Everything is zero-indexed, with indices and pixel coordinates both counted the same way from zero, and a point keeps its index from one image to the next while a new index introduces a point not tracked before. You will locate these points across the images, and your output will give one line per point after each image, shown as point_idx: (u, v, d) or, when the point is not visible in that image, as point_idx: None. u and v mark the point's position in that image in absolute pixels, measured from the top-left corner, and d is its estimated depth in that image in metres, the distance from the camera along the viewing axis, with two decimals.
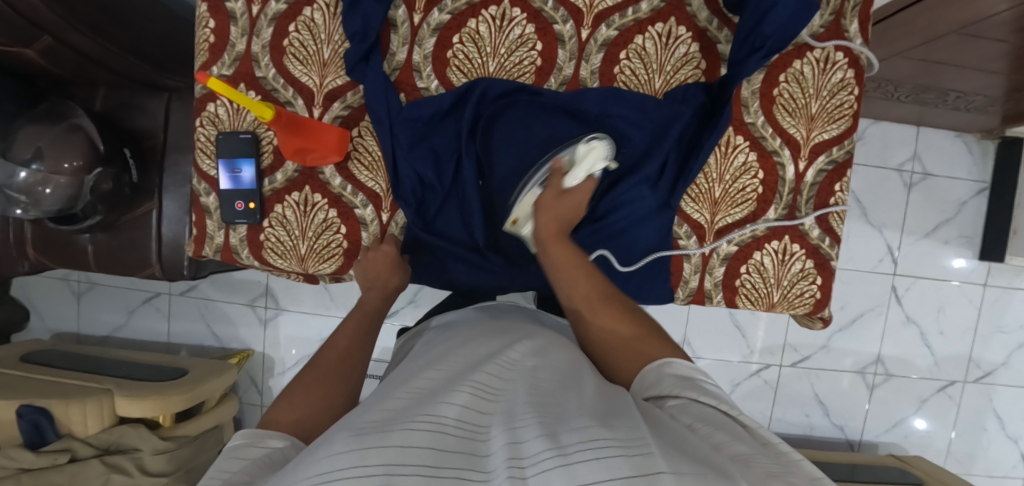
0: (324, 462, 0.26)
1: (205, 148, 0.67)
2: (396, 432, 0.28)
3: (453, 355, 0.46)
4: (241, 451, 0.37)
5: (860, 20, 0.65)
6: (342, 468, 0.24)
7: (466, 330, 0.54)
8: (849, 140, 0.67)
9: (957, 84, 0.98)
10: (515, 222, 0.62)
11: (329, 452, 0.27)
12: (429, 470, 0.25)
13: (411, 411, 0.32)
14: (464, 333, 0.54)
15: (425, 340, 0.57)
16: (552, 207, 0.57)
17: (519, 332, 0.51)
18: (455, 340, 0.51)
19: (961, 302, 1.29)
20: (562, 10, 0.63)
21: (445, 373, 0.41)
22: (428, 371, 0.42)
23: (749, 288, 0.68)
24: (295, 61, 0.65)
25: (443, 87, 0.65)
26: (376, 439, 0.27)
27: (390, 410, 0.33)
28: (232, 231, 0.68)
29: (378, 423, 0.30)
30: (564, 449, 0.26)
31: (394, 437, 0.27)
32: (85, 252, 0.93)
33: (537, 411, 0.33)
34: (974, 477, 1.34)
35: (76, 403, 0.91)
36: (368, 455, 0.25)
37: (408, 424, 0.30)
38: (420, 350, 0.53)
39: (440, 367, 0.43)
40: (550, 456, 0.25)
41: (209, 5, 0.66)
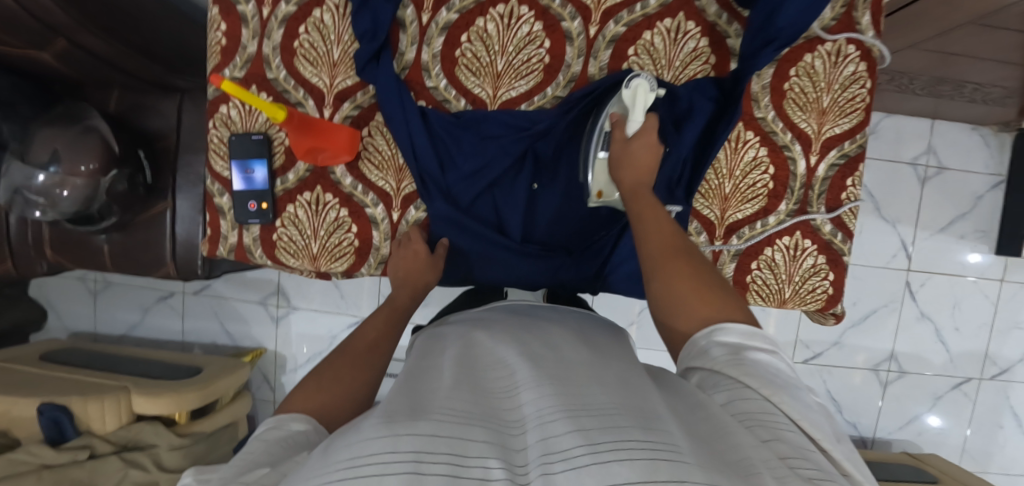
0: (354, 446, 0.26)
1: (218, 149, 0.68)
2: (426, 420, 0.28)
3: (474, 350, 0.47)
4: (263, 433, 0.38)
5: (872, 12, 0.64)
6: (371, 451, 0.25)
7: (490, 325, 0.54)
8: (861, 134, 0.66)
9: (973, 76, 0.96)
10: (601, 194, 0.63)
11: (360, 434, 0.27)
12: (458, 459, 0.25)
13: (448, 401, 0.32)
14: (499, 325, 0.54)
15: (457, 327, 0.57)
16: (627, 158, 0.57)
17: (537, 331, 0.52)
18: (489, 333, 0.51)
19: (977, 298, 1.27)
20: (570, 7, 0.63)
21: (470, 367, 0.42)
22: (455, 363, 0.43)
23: (760, 284, 0.67)
24: (305, 62, 0.66)
25: (451, 86, 0.65)
26: (406, 425, 0.27)
27: (440, 394, 0.34)
28: (245, 231, 0.69)
29: (406, 410, 0.31)
30: (598, 443, 0.25)
31: (424, 425, 0.27)
32: (101, 252, 0.96)
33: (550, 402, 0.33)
34: (990, 475, 1.32)
35: (94, 400, 0.93)
36: (397, 442, 0.25)
37: (439, 413, 0.30)
38: (437, 343, 0.53)
39: (464, 362, 0.44)
40: (581, 453, 0.24)
41: (220, 8, 0.67)
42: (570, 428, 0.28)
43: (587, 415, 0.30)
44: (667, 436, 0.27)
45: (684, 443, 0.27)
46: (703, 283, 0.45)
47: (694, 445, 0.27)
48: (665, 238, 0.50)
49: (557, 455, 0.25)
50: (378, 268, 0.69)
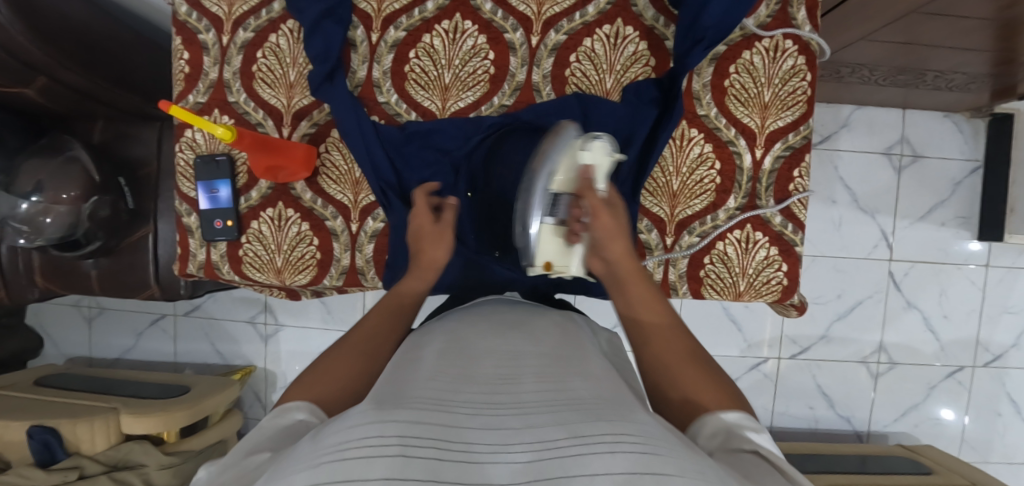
0: (342, 433, 0.26)
1: (185, 172, 0.71)
2: (413, 411, 0.29)
3: (461, 344, 0.47)
4: (277, 419, 0.38)
5: (807, 7, 0.66)
6: (354, 438, 0.25)
7: (481, 318, 0.55)
8: (804, 126, 0.67)
9: (936, 64, 0.96)
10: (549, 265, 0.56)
11: (345, 424, 0.27)
12: (445, 445, 0.25)
13: (432, 395, 0.33)
14: (495, 321, 0.54)
15: (458, 314, 0.58)
16: (607, 224, 0.51)
17: (528, 329, 0.52)
18: (484, 327, 0.52)
19: (964, 284, 1.25)
20: (512, 19, 0.66)
21: (455, 361, 0.42)
22: (441, 356, 0.43)
23: (715, 278, 0.68)
24: (264, 85, 0.69)
25: (402, 100, 0.68)
26: (389, 413, 0.27)
27: (427, 387, 0.35)
28: (213, 248, 0.71)
29: (393, 403, 0.31)
30: (584, 436, 0.26)
31: (406, 413, 0.28)
32: (89, 277, 0.99)
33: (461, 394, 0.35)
34: (992, 466, 1.29)
35: (83, 422, 0.96)
36: (384, 428, 0.25)
37: (425, 406, 0.30)
38: (429, 331, 0.53)
39: (452, 355, 0.44)
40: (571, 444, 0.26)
41: (182, 38, 0.70)
42: (555, 426, 0.29)
43: (570, 413, 0.31)
44: (646, 429, 0.28)
45: (663, 436, 0.28)
46: (713, 379, 0.43)
47: (677, 442, 0.28)
48: (664, 342, 0.46)
49: (547, 444, 0.26)
50: (340, 279, 0.70)
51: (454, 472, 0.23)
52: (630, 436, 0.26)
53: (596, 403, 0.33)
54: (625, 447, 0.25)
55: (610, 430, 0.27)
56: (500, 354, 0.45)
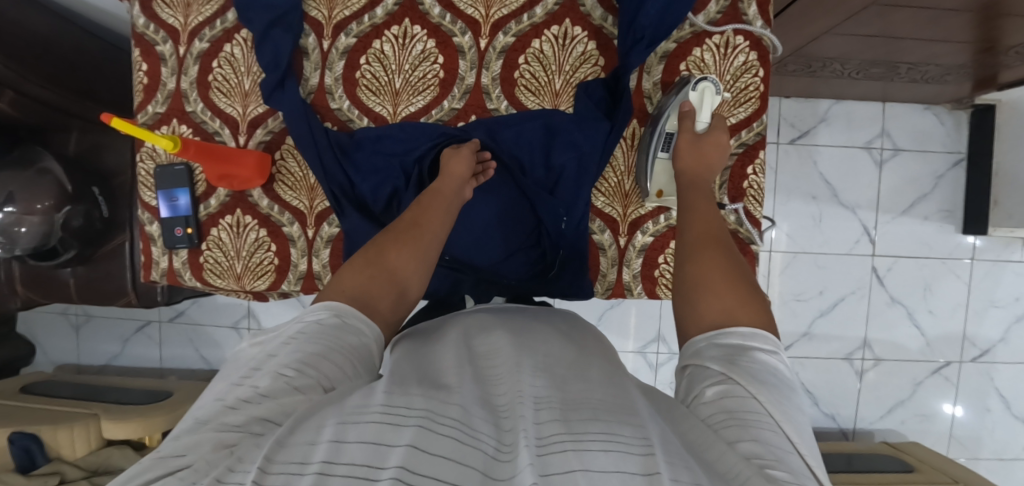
0: (358, 414, 0.28)
1: (146, 181, 0.72)
2: (434, 395, 0.32)
3: (462, 340, 0.49)
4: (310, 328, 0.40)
5: (758, 3, 0.66)
6: (372, 421, 0.27)
7: (491, 314, 0.56)
8: (758, 122, 0.67)
9: (908, 56, 0.95)
10: (660, 193, 0.64)
11: (375, 394, 0.31)
12: (463, 425, 0.29)
13: (439, 388, 0.35)
14: (508, 318, 0.55)
15: (478, 310, 0.59)
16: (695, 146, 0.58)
17: (536, 326, 0.54)
18: (498, 321, 0.53)
19: (949, 279, 1.23)
20: (460, 23, 0.66)
21: (451, 357, 0.43)
22: (444, 353, 0.45)
23: (670, 277, 0.68)
24: (220, 94, 0.70)
25: (354, 106, 0.68)
26: (405, 403, 0.29)
27: (429, 381, 0.37)
28: (175, 255, 0.72)
29: (418, 384, 0.34)
30: (581, 436, 0.28)
31: (424, 404, 0.30)
32: (68, 285, 1.01)
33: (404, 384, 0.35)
34: (983, 462, 1.27)
35: (64, 427, 0.98)
36: (410, 404, 0.29)
37: (442, 393, 0.34)
38: (438, 326, 0.55)
39: (457, 351, 0.45)
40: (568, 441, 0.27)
41: (140, 49, 0.72)
42: (556, 419, 0.30)
43: (571, 410, 0.32)
44: (649, 430, 0.29)
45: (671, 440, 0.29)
46: (732, 272, 0.44)
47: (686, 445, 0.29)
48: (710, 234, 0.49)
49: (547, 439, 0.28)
50: (298, 284, 0.71)
51: (467, 451, 0.26)
52: (629, 439, 0.27)
53: (587, 402, 0.34)
54: (623, 449, 0.26)
55: (611, 432, 0.28)
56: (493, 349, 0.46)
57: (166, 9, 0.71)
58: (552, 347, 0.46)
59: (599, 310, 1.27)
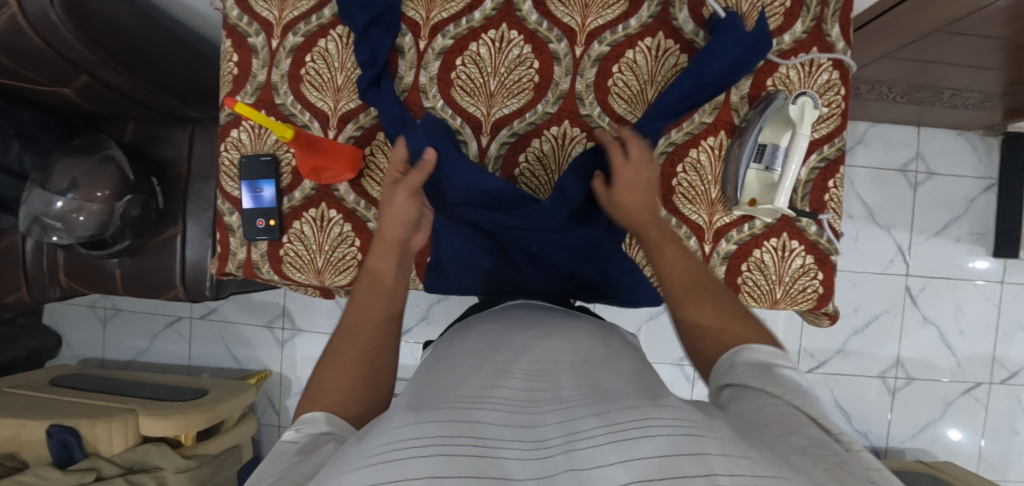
0: (383, 432, 0.29)
1: (229, 171, 0.72)
2: (445, 410, 0.31)
3: (478, 346, 0.50)
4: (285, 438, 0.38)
5: (841, 25, 0.68)
6: (396, 437, 0.27)
7: (511, 318, 0.57)
8: (839, 138, 0.69)
9: (952, 82, 0.98)
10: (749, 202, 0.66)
11: (393, 417, 0.31)
12: (478, 440, 0.28)
13: (468, 394, 0.36)
14: (526, 320, 0.56)
15: (495, 315, 0.60)
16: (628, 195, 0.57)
17: (552, 324, 0.54)
18: (511, 323, 0.55)
19: (979, 300, 1.27)
20: (556, 30, 0.68)
21: (481, 361, 0.44)
22: (462, 363, 0.46)
23: (752, 285, 0.69)
24: (311, 88, 0.71)
25: (447, 106, 0.70)
26: (423, 415, 0.30)
27: (472, 387, 0.37)
28: (253, 248, 0.72)
29: (430, 404, 0.34)
30: (618, 426, 0.28)
31: (442, 414, 0.30)
32: (113, 276, 1.00)
33: (420, 401, 0.35)
34: (1010, 484, 1.30)
35: (102, 422, 0.95)
36: (421, 428, 0.28)
37: (457, 404, 0.33)
38: (457, 338, 0.56)
39: (481, 354, 0.47)
40: (604, 433, 0.27)
41: (232, 41, 0.72)
42: (590, 416, 0.31)
43: (600, 404, 0.33)
44: (682, 414, 0.30)
45: (701, 420, 0.30)
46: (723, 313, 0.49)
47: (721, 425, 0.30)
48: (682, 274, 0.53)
49: (581, 433, 0.28)
50: None
51: (489, 466, 0.25)
52: (662, 419, 0.29)
53: (624, 393, 0.35)
54: (662, 432, 0.27)
55: (648, 417, 0.29)
56: (525, 351, 0.46)
57: (260, 2, 0.71)
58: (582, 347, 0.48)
59: (635, 325, 1.27)
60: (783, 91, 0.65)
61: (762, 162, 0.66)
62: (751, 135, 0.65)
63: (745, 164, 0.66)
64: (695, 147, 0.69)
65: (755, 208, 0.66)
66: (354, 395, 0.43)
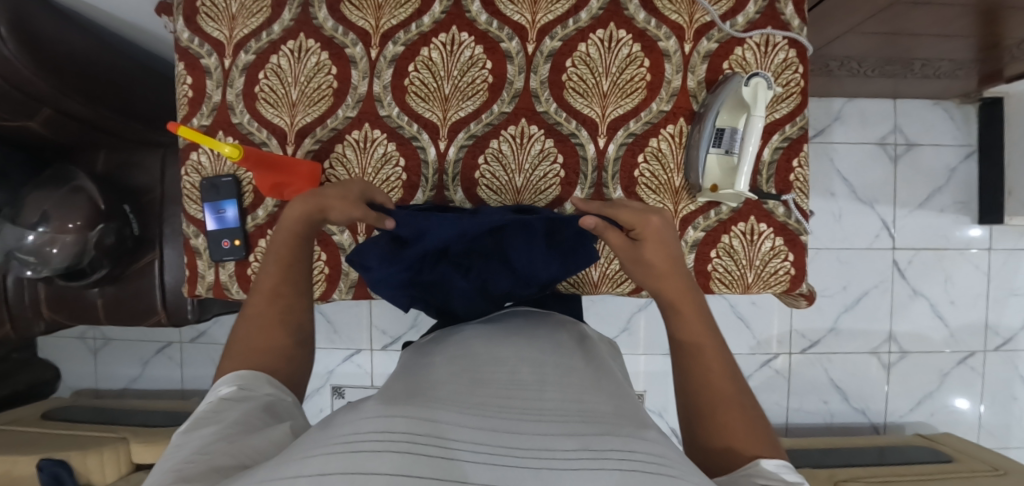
0: (354, 425, 0.27)
1: (191, 194, 0.72)
2: (417, 408, 0.30)
3: (460, 352, 0.47)
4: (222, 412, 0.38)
5: (794, 2, 0.67)
6: (365, 431, 0.26)
7: (486, 325, 0.54)
8: (801, 117, 0.68)
9: (921, 52, 0.97)
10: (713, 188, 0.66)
11: (362, 409, 0.30)
12: (442, 442, 0.27)
13: (433, 398, 0.34)
14: (508, 329, 0.53)
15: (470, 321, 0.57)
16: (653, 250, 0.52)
17: (533, 334, 0.51)
18: (493, 332, 0.52)
19: (969, 269, 1.26)
20: (507, 29, 0.68)
21: (455, 372, 0.42)
22: (441, 368, 0.44)
23: (722, 271, 0.68)
24: (267, 105, 0.70)
25: (403, 112, 0.69)
26: (395, 410, 0.29)
27: (443, 393, 0.36)
28: (222, 269, 0.72)
29: (405, 400, 0.33)
30: (594, 452, 0.27)
31: (409, 409, 0.29)
32: (95, 306, 0.99)
33: (385, 398, 0.34)
34: (1014, 451, 1.29)
35: (93, 452, 0.95)
36: (390, 422, 0.27)
37: (429, 404, 0.32)
38: (436, 345, 0.53)
39: (461, 362, 0.45)
40: (577, 456, 0.27)
41: (185, 64, 0.71)
42: (561, 433, 0.30)
43: (581, 424, 0.32)
44: (657, 449, 0.29)
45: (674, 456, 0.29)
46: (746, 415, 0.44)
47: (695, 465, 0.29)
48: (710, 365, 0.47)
49: (552, 452, 0.27)
50: (350, 292, 0.71)
51: (452, 468, 0.24)
52: (639, 459, 0.27)
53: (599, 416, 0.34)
54: (632, 467, 0.26)
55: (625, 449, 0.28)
56: (499, 367, 0.43)
57: (211, 23, 0.71)
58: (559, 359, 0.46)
59: (623, 319, 1.27)
60: (738, 73, 0.64)
61: (721, 146, 0.65)
62: (709, 120, 0.64)
63: (704, 148, 0.65)
64: (655, 136, 0.68)
65: (718, 193, 0.65)
66: (261, 368, 0.46)
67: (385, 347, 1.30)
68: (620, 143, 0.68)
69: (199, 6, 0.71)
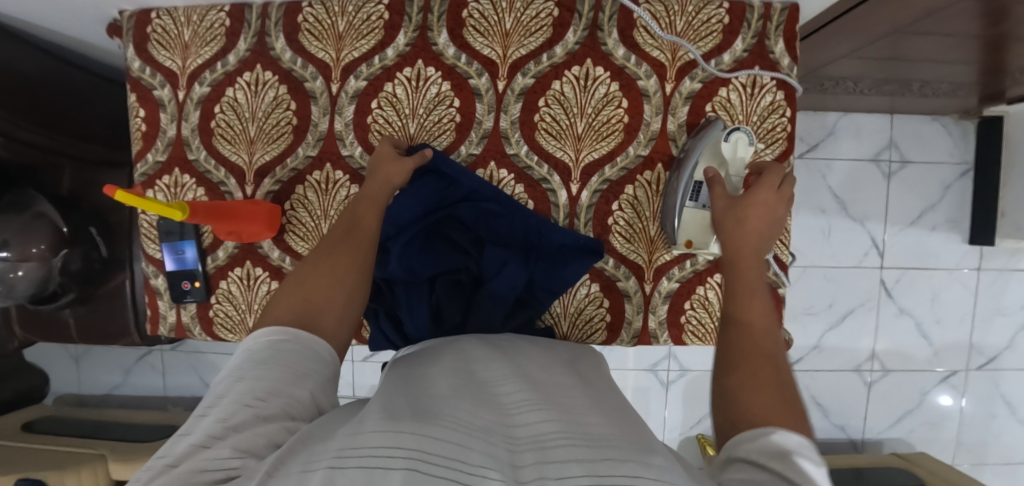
0: (355, 440, 0.25)
1: (149, 233, 0.69)
2: (427, 426, 0.27)
3: (461, 366, 0.42)
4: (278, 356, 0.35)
5: (785, 39, 0.63)
6: (368, 444, 0.24)
7: (477, 345, 0.48)
8: (785, 165, 0.65)
9: (920, 75, 0.92)
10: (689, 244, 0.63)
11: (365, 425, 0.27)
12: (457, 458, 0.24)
13: (433, 413, 0.30)
14: (502, 350, 0.47)
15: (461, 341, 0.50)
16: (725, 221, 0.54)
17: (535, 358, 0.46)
18: (489, 351, 0.45)
19: (956, 288, 1.24)
20: (476, 64, 0.63)
21: (450, 385, 0.36)
22: (437, 379, 0.38)
23: (696, 323, 0.67)
24: (223, 141, 0.67)
25: (366, 152, 0.65)
26: (401, 425, 0.26)
27: (439, 407, 0.31)
28: (183, 310, 0.70)
29: (410, 415, 0.29)
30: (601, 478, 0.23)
31: (414, 426, 0.26)
32: (68, 325, 0.97)
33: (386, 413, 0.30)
34: (990, 467, 1.30)
35: (71, 472, 0.96)
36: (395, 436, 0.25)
37: (441, 422, 0.28)
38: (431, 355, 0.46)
39: (454, 378, 0.38)
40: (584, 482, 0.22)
41: (138, 95, 0.67)
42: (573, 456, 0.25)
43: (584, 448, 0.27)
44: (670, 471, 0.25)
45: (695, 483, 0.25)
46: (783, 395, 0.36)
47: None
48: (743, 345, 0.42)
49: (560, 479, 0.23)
50: None
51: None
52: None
53: (606, 439, 0.29)
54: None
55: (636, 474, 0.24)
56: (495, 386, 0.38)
57: (163, 52, 0.66)
58: (559, 382, 0.40)
59: None
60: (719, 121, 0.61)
61: (699, 200, 0.62)
62: (688, 169, 0.61)
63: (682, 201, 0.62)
64: (631, 183, 0.65)
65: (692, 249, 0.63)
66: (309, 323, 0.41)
67: (367, 358, 1.29)
68: (594, 190, 0.65)
69: (150, 33, 0.66)
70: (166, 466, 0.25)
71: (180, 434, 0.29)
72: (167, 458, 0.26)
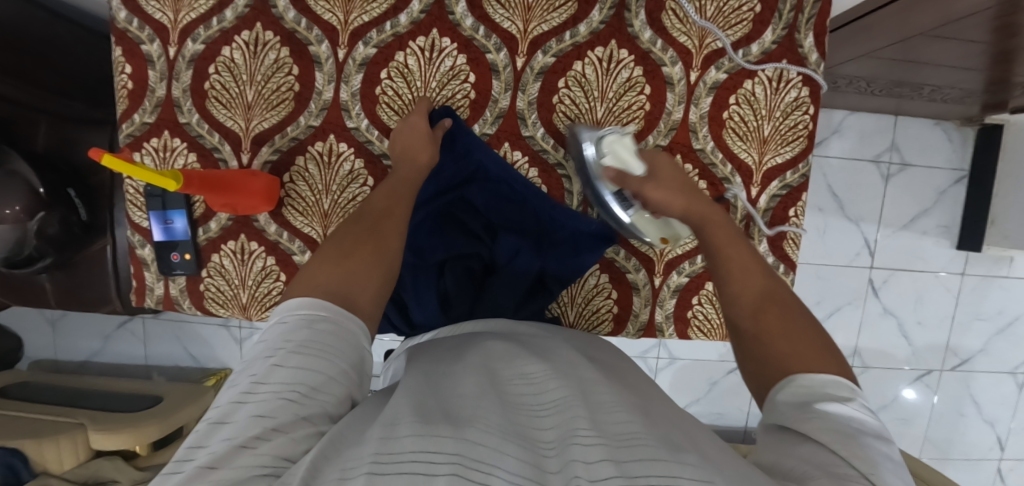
0: (386, 444, 0.23)
1: (135, 200, 0.65)
2: (461, 427, 0.25)
3: (482, 361, 0.39)
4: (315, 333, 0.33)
5: (815, 33, 0.60)
6: (404, 450, 0.22)
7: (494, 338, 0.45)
8: (803, 164, 0.63)
9: (932, 79, 0.91)
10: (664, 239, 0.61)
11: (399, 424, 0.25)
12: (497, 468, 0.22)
13: (465, 412, 0.28)
14: (520, 343, 0.44)
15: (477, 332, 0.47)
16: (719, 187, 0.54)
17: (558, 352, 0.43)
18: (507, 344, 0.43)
19: (940, 292, 1.27)
20: (495, 38, 0.60)
21: (474, 382, 0.34)
22: (459, 375, 0.35)
23: (702, 318, 0.66)
24: (218, 105, 0.62)
25: (373, 126, 0.62)
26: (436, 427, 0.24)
27: (467, 404, 0.29)
28: (171, 282, 0.66)
29: (441, 415, 0.27)
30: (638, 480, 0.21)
31: (450, 428, 0.24)
32: (43, 291, 0.92)
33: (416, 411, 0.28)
34: (953, 461, 1.37)
35: (49, 441, 0.93)
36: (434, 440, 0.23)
37: (474, 422, 0.26)
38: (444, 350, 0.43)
39: (475, 373, 0.36)
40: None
41: (123, 48, 0.61)
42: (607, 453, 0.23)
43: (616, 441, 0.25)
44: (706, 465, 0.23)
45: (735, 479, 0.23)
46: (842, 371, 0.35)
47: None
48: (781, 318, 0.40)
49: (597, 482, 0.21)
50: None
51: None
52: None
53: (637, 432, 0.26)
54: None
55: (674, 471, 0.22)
56: (521, 383, 0.35)
57: (152, 1, 0.60)
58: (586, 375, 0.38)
59: None
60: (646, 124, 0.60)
61: None
62: None
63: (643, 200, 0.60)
64: None
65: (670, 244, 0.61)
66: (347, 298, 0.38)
67: None
68: None
69: None
70: (204, 463, 0.23)
71: (215, 421, 0.27)
72: (201, 457, 0.24)
